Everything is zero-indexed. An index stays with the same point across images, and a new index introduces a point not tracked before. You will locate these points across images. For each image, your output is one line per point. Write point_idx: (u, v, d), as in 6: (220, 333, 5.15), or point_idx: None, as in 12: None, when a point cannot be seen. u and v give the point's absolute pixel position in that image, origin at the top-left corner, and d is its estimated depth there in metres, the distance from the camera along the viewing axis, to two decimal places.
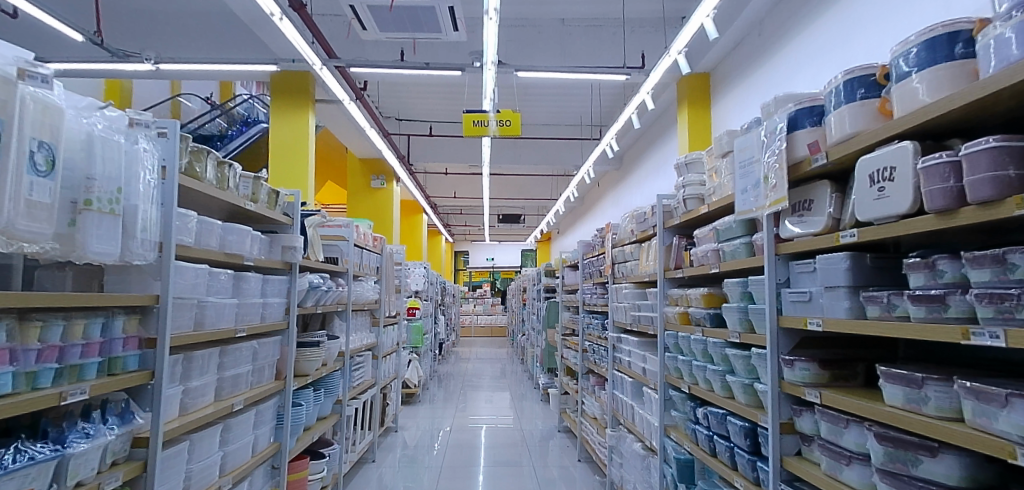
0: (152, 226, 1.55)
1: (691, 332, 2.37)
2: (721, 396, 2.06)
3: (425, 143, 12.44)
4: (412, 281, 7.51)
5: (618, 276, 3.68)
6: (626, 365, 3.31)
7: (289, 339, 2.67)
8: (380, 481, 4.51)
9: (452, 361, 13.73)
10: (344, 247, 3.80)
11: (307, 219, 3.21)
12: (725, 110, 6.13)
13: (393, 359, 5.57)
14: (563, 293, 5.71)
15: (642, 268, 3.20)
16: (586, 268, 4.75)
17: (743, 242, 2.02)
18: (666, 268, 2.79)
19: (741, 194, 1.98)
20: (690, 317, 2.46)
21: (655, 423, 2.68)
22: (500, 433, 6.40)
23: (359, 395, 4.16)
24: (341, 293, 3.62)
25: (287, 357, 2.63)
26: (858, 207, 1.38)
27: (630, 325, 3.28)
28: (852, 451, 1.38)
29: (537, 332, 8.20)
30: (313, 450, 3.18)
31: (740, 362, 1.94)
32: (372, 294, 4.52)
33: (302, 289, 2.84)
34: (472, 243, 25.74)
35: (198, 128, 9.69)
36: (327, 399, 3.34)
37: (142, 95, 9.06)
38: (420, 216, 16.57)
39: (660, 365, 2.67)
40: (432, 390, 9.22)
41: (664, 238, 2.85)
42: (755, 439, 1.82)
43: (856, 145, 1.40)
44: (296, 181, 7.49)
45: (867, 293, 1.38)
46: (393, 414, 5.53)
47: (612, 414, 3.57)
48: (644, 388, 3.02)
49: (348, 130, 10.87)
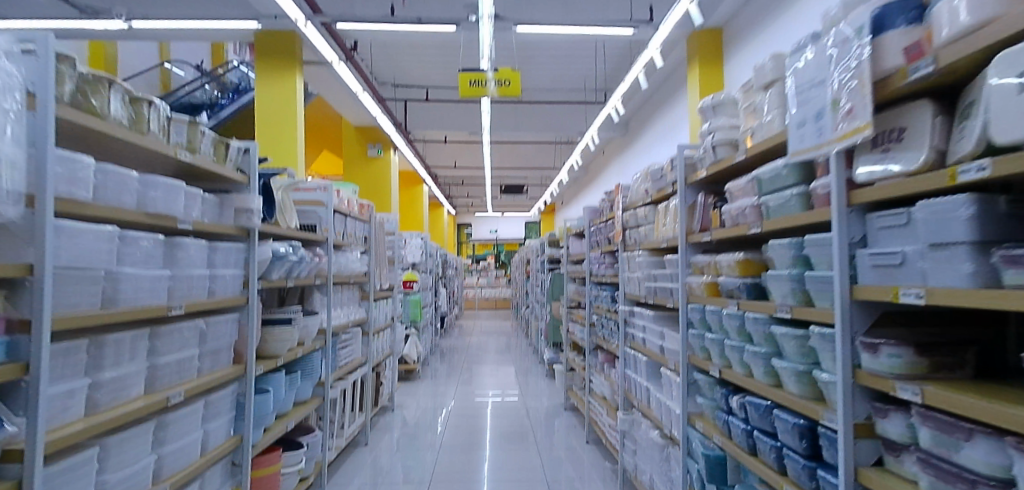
0: (15, 172, 1.14)
1: (722, 306, 1.96)
2: (763, 385, 1.65)
3: (423, 110, 11.89)
4: (408, 253, 7.12)
5: (629, 243, 3.27)
6: (641, 342, 2.92)
7: (248, 317, 2.28)
8: (375, 465, 4.24)
9: (456, 335, 13.49)
10: (323, 213, 3.41)
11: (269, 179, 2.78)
12: (739, 67, 5.58)
13: (388, 335, 5.23)
14: (568, 265, 5.32)
15: (658, 234, 2.78)
16: (593, 237, 4.33)
17: (796, 194, 1.58)
18: (689, 232, 2.36)
19: (796, 130, 1.54)
20: (720, 289, 2.06)
21: (676, 411, 2.30)
22: (504, 410, 6.11)
23: (347, 376, 3.81)
24: (320, 265, 3.23)
25: (246, 337, 2.25)
26: (992, 125, 0.93)
27: (645, 298, 2.88)
28: (978, 474, 0.94)
29: (541, 305, 7.86)
30: (290, 439, 2.84)
31: (791, 344, 1.53)
32: (359, 266, 4.14)
33: (264, 260, 2.44)
34: (475, 216, 25.28)
35: (187, 96, 9.11)
36: (304, 383, 2.98)
37: (128, 61, 8.40)
38: (420, 188, 16.11)
39: (682, 344, 2.27)
40: (434, 364, 8.98)
41: (686, 197, 2.41)
42: (813, 441, 1.42)
43: (985, 39, 0.94)
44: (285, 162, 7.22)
45: (1006, 251, 0.94)
46: (389, 392, 5.23)
47: (624, 396, 3.21)
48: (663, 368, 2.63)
49: (341, 96, 10.33)
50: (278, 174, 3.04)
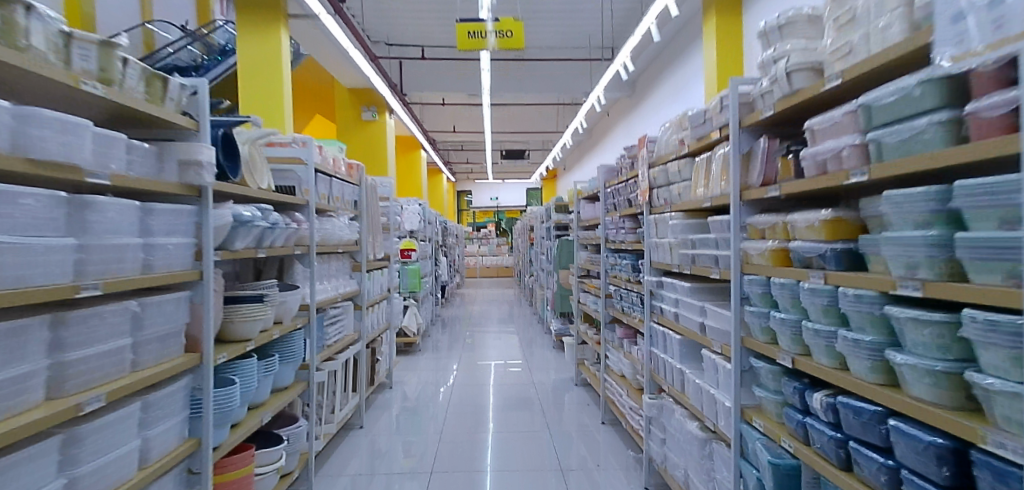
0: None
1: (801, 280, 1.51)
2: (867, 383, 1.23)
3: (420, 70, 11.17)
4: (405, 221, 6.67)
5: (658, 206, 2.78)
6: (673, 319, 2.53)
7: (202, 295, 1.84)
8: (373, 447, 3.94)
9: (457, 304, 13.20)
10: (302, 172, 2.94)
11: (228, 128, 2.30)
12: (763, 13, 4.97)
13: (384, 308, 4.84)
14: (578, 231, 4.88)
15: (696, 192, 2.32)
16: (608, 199, 3.86)
17: (945, 121, 1.09)
18: (745, 187, 1.88)
19: (949, 28, 1.02)
20: (790, 257, 1.62)
21: (725, 403, 1.92)
22: (509, 382, 5.82)
23: (337, 355, 3.45)
24: (301, 233, 2.80)
25: (201, 320, 1.82)
26: None
27: (679, 267, 2.46)
28: None
29: (547, 274, 7.48)
30: (265, 433, 2.49)
31: (914, 332, 1.10)
32: (349, 234, 3.70)
33: (224, 226, 1.99)
34: (475, 183, 24.64)
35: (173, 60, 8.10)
36: (283, 367, 2.60)
37: None
38: (418, 153, 15.48)
39: (734, 324, 1.85)
40: (435, 335, 8.68)
41: (740, 144, 1.91)
42: (959, 468, 0.99)
43: None
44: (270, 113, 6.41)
45: None
46: (388, 368, 4.89)
47: (650, 377, 2.84)
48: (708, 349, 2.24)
49: (331, 54, 9.61)
50: (243, 124, 2.55)
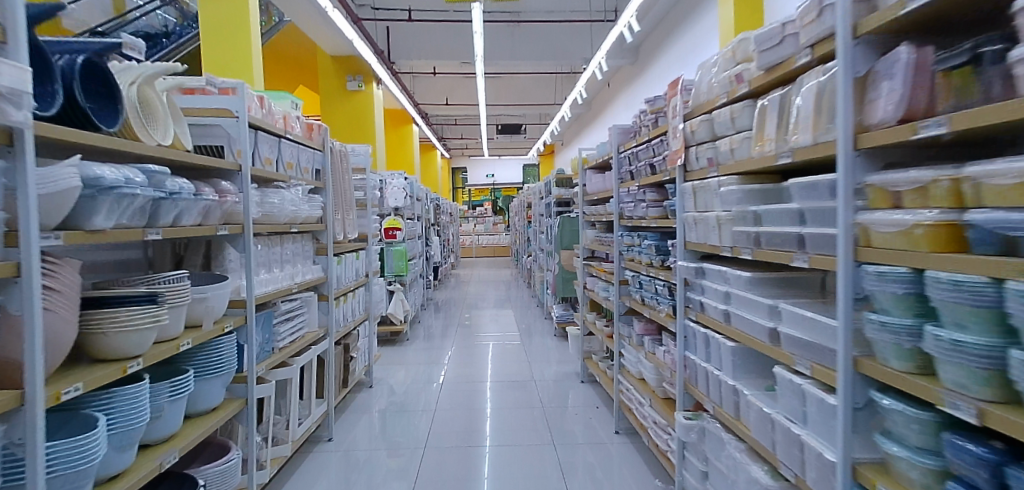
0: None
1: (1015, 282, 0.82)
2: None
3: (408, 34, 10.31)
4: (389, 198, 5.97)
5: (697, 169, 2.09)
6: (722, 320, 1.92)
7: (16, 301, 1.15)
8: (349, 456, 3.38)
9: (452, 285, 12.60)
10: (232, 128, 2.21)
11: (92, 53, 1.55)
12: None
13: (361, 295, 4.21)
14: (584, 206, 4.22)
15: (761, 147, 1.65)
16: (623, 167, 3.17)
17: None
18: (863, 129, 1.20)
19: None
20: (972, 239, 0.95)
21: (821, 452, 1.31)
22: (507, 372, 5.27)
23: (295, 358, 2.84)
24: (229, 208, 2.13)
25: (17, 338, 1.15)
26: None
27: (729, 251, 1.83)
28: None
29: (547, 255, 6.86)
30: (179, 473, 1.89)
31: None
32: (310, 209, 3.04)
33: (68, 191, 1.24)
34: (470, 159, 23.77)
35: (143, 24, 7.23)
36: (203, 383, 1.98)
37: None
38: (409, 127, 14.65)
39: (846, 338, 1.22)
40: (427, 320, 8.09)
41: (853, 64, 1.20)
42: None
43: None
44: (234, 15, 5.21)
45: None
46: (367, 365, 4.29)
47: (684, 387, 2.26)
48: (785, 365, 1.62)
49: (310, 17, 8.73)
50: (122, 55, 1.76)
